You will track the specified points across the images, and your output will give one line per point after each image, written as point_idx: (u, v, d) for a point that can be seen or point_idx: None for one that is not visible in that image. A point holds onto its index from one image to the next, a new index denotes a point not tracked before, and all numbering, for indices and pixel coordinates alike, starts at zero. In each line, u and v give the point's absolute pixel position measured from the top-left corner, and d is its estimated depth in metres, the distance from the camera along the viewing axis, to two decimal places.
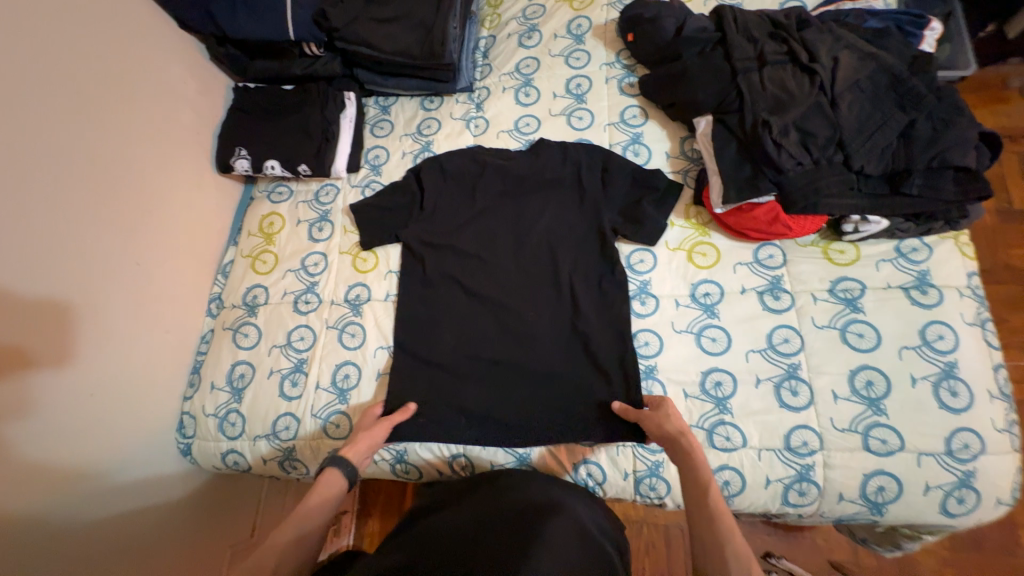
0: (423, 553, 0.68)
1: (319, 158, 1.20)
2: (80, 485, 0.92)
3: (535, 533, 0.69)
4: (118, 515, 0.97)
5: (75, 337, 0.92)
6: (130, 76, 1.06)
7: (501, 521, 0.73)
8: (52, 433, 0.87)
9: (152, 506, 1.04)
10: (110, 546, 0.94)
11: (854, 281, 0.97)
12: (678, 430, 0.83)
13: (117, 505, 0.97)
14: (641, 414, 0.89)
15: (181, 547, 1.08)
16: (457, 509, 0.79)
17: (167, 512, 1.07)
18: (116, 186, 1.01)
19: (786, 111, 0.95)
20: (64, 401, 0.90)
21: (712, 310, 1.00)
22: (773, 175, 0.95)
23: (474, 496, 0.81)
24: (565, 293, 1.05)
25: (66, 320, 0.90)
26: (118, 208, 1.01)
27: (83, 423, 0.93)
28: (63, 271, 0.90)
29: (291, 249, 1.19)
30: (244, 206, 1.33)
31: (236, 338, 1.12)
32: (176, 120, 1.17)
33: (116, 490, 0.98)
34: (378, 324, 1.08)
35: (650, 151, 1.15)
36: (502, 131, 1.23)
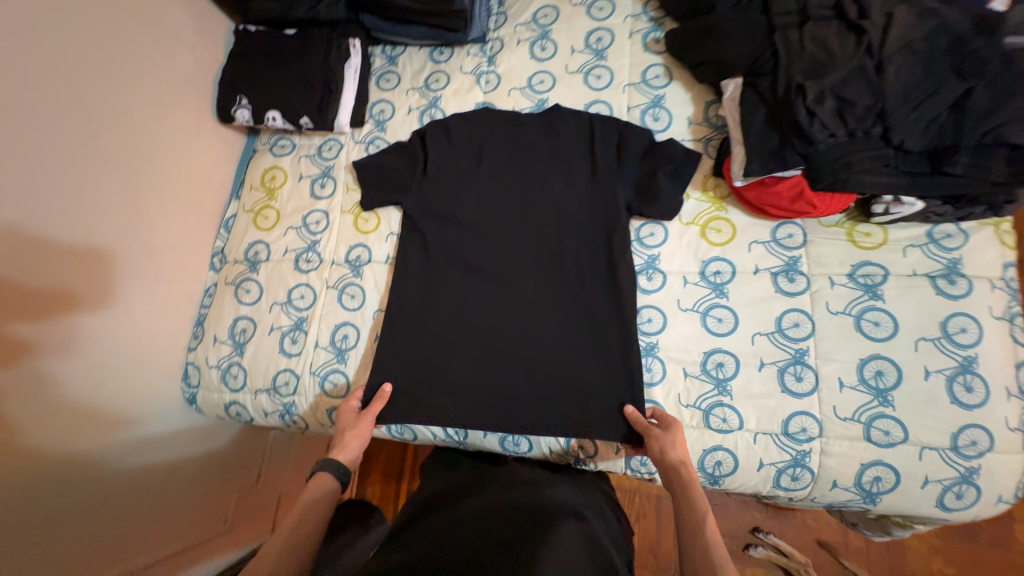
0: (429, 553, 0.63)
1: (321, 111, 1.15)
2: (90, 431, 0.95)
3: (535, 533, 0.63)
4: (123, 463, 1.01)
5: (80, 285, 0.93)
6: (125, 14, 1.00)
7: (506, 522, 0.68)
8: (62, 377, 0.90)
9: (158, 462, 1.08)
10: (116, 496, 0.99)
11: (877, 266, 0.91)
12: (678, 459, 0.81)
13: (125, 457, 1.02)
14: (647, 431, 0.85)
15: (183, 503, 1.13)
16: (465, 506, 0.73)
17: (172, 468, 1.12)
18: (114, 132, 0.98)
19: (823, 75, 0.85)
20: (71, 348, 0.91)
21: (721, 290, 0.96)
22: (802, 147, 0.87)
23: (482, 495, 0.76)
24: (568, 265, 1.01)
25: (70, 268, 0.91)
26: (117, 155, 0.99)
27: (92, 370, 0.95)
28: (63, 218, 0.90)
29: (293, 205, 1.17)
30: (246, 158, 1.29)
31: (239, 293, 1.12)
32: (175, 64, 1.12)
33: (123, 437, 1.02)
34: (378, 286, 1.08)
35: (671, 116, 1.07)
36: (514, 89, 1.16)
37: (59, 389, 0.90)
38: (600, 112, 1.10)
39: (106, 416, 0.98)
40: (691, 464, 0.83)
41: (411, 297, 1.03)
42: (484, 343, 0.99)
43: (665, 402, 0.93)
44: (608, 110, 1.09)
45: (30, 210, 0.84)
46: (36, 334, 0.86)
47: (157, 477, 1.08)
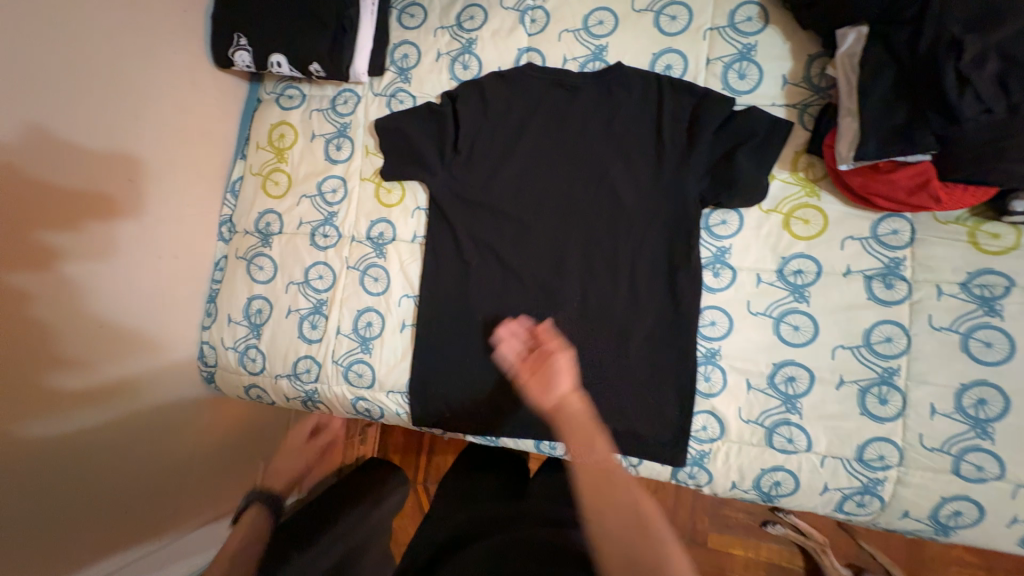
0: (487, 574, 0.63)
1: (333, 55, 0.95)
2: (101, 412, 0.89)
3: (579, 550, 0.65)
4: (140, 422, 0.96)
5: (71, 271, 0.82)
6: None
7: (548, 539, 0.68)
8: (64, 368, 0.83)
9: (176, 407, 1.03)
10: (133, 441, 0.95)
11: (1000, 277, 0.76)
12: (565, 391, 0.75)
13: (141, 402, 0.96)
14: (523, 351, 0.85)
15: (198, 447, 1.08)
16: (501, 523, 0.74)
17: (190, 414, 1.06)
18: (89, 86, 0.83)
19: (991, 28, 0.64)
20: (71, 336, 0.84)
21: (801, 293, 0.83)
22: (940, 126, 0.69)
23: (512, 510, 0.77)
24: (622, 253, 0.89)
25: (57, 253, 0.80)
26: (96, 114, 0.84)
27: (91, 358, 0.87)
28: (41, 196, 0.77)
29: (306, 170, 1.02)
30: (251, 109, 1.11)
31: (251, 270, 1.02)
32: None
33: (139, 408, 0.96)
34: (402, 266, 0.97)
35: (762, 74, 0.87)
36: (566, 31, 0.95)
37: (63, 379, 0.83)
38: (671, 64, 0.90)
39: (121, 382, 0.92)
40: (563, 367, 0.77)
41: (449, 280, 0.95)
42: (526, 337, 0.91)
43: (723, 416, 0.84)
44: (682, 64, 0.90)
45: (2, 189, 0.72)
46: (29, 326, 0.77)
47: (175, 444, 1.03)
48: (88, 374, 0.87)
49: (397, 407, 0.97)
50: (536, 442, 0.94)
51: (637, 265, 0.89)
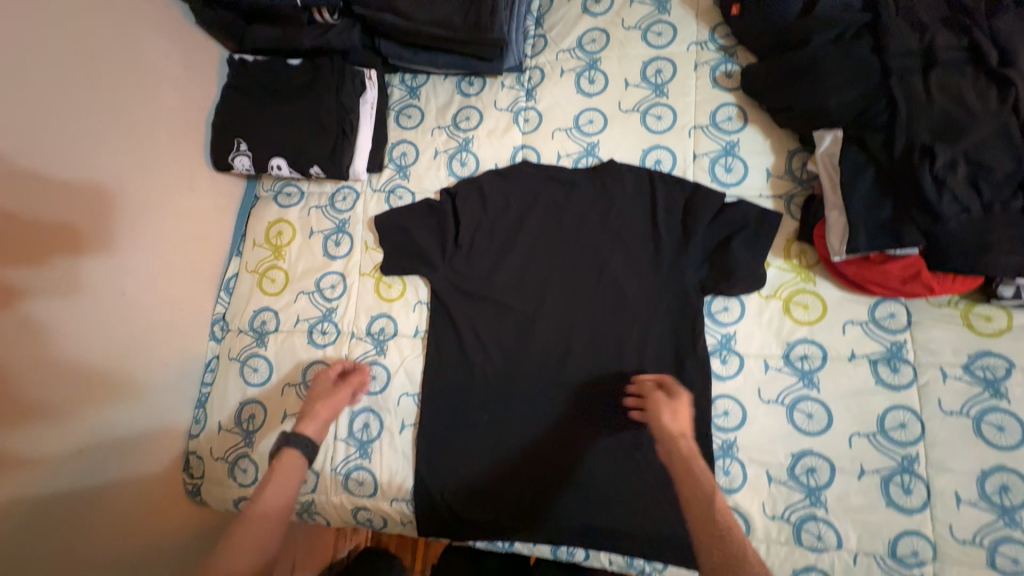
0: None
1: (333, 157, 0.97)
2: (71, 471, 0.78)
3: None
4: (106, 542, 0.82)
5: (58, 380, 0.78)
6: (81, 48, 0.80)
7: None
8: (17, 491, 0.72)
9: (145, 522, 0.89)
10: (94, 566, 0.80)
11: (1000, 359, 0.77)
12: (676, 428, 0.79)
13: (105, 522, 0.83)
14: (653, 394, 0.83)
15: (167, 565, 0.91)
16: None
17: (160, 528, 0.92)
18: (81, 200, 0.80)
19: (955, 138, 0.69)
20: (46, 402, 0.76)
21: (810, 379, 0.83)
22: (924, 223, 0.72)
23: None
24: (629, 343, 0.89)
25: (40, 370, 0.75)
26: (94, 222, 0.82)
27: (44, 472, 0.75)
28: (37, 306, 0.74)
29: (304, 266, 1.01)
30: (248, 205, 1.09)
31: (244, 372, 0.98)
32: (158, 108, 0.92)
33: (105, 528, 0.82)
34: (404, 362, 0.95)
35: (747, 167, 0.92)
36: (559, 129, 1.00)
37: (26, 439, 0.73)
38: (660, 159, 0.95)
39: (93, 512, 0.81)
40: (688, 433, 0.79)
41: (454, 374, 0.92)
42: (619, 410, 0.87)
43: (747, 513, 0.81)
44: (670, 158, 0.95)
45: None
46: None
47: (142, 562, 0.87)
48: (43, 450, 0.75)
49: (399, 516, 0.90)
50: (554, 548, 0.88)
51: (645, 355, 0.88)
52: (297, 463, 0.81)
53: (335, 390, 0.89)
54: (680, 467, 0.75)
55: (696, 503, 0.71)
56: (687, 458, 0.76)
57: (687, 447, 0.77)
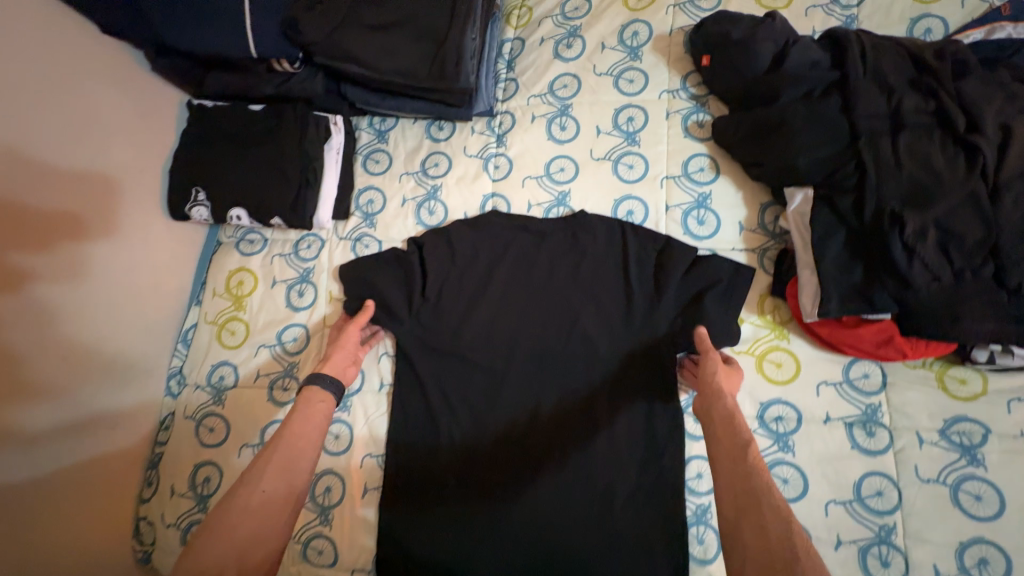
0: None
1: (296, 208, 0.94)
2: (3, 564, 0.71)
3: None
4: None
5: (60, 364, 0.81)
6: (24, 105, 0.76)
7: None
8: None
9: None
10: None
11: (975, 424, 0.76)
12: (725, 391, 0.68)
13: None
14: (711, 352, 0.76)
15: None
16: None
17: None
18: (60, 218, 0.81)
19: (924, 206, 0.69)
20: (48, 379, 0.80)
21: (785, 442, 0.81)
22: (895, 289, 0.71)
23: None
24: (600, 402, 0.86)
25: (30, 367, 0.77)
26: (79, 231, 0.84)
27: None
28: (37, 297, 0.78)
29: (265, 318, 0.97)
30: (209, 253, 1.05)
31: (198, 431, 0.92)
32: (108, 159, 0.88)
33: None
34: (367, 421, 0.91)
35: (719, 220, 0.90)
36: (529, 177, 0.97)
37: None
38: (632, 210, 0.93)
39: None
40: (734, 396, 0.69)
41: (419, 433, 0.88)
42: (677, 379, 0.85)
43: None
44: (642, 209, 0.93)
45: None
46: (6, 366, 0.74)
47: None
48: None
49: None
50: None
51: (617, 415, 0.85)
52: (326, 398, 0.76)
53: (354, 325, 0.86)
54: (719, 427, 0.64)
55: (725, 468, 0.58)
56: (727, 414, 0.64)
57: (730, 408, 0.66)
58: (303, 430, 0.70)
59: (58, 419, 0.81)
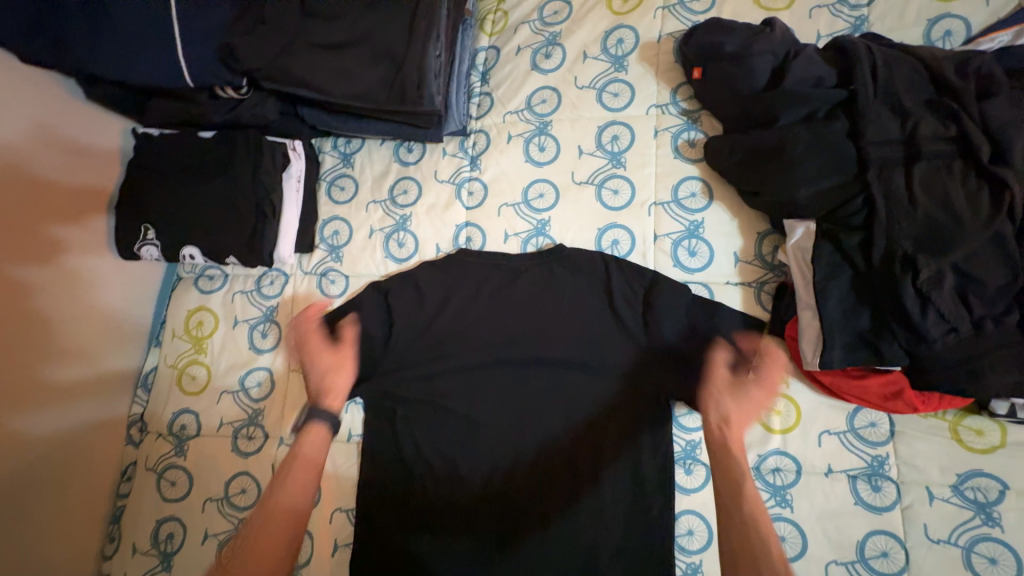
0: None
1: (252, 245, 0.87)
2: None
3: None
4: None
5: (63, 349, 0.84)
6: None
7: None
8: None
9: None
10: None
11: (991, 479, 0.69)
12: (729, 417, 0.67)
13: None
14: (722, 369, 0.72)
15: None
16: None
17: None
18: (69, 202, 0.85)
19: (942, 249, 0.61)
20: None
21: (783, 496, 0.74)
22: (908, 341, 0.63)
23: None
24: (583, 453, 0.80)
25: (37, 353, 0.81)
26: (90, 210, 0.89)
27: None
28: (65, 264, 0.85)
29: (227, 361, 0.91)
30: (168, 289, 0.99)
31: (160, 485, 0.88)
32: (77, 181, 0.86)
33: None
34: (336, 472, 0.86)
35: (712, 251, 0.82)
36: (505, 205, 0.89)
37: None
38: (618, 239, 0.85)
39: None
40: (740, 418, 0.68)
41: (389, 488, 0.82)
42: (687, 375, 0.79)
43: None
44: (628, 239, 0.85)
45: (18, 276, 0.78)
46: (36, 326, 0.81)
47: None
48: None
49: None
50: None
51: (601, 467, 0.79)
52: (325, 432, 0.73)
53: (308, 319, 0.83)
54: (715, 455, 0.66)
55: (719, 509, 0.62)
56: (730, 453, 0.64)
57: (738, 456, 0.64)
58: (280, 524, 0.65)
59: (81, 375, 0.86)
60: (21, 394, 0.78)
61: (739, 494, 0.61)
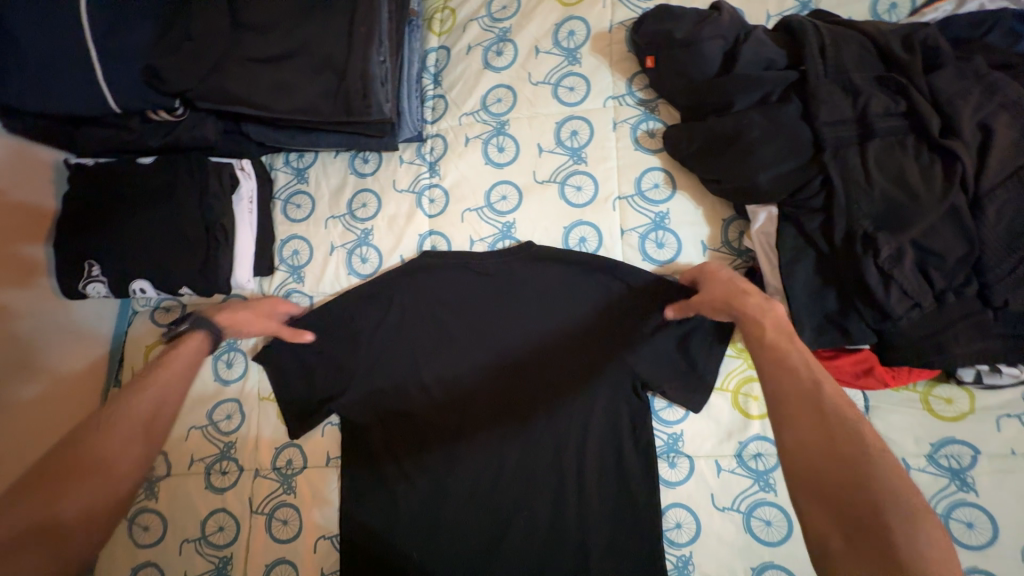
0: None
1: (205, 272, 0.82)
2: None
3: None
4: None
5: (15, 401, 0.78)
6: None
7: None
8: None
9: None
10: None
11: (963, 445, 0.70)
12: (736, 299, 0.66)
13: None
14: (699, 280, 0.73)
15: None
16: None
17: None
18: (12, 222, 0.80)
19: (901, 227, 0.61)
20: None
21: (766, 480, 0.75)
22: (875, 320, 0.63)
23: None
24: (567, 455, 0.78)
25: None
26: (29, 241, 0.82)
27: None
28: (13, 309, 0.79)
29: (192, 396, 0.88)
30: (124, 326, 0.94)
31: (133, 531, 0.84)
32: (12, 220, 0.79)
33: None
34: (315, 499, 0.83)
35: (680, 241, 0.81)
36: (468, 210, 0.87)
37: None
38: (585, 237, 0.83)
39: None
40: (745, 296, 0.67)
41: (372, 511, 0.79)
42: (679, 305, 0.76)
43: None
44: (596, 235, 0.83)
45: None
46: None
47: None
48: None
49: None
50: None
51: (585, 468, 0.78)
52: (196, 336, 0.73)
53: (258, 310, 0.81)
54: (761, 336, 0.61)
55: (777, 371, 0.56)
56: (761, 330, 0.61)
57: (754, 303, 0.64)
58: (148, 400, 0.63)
59: (55, 399, 0.83)
60: (2, 421, 0.75)
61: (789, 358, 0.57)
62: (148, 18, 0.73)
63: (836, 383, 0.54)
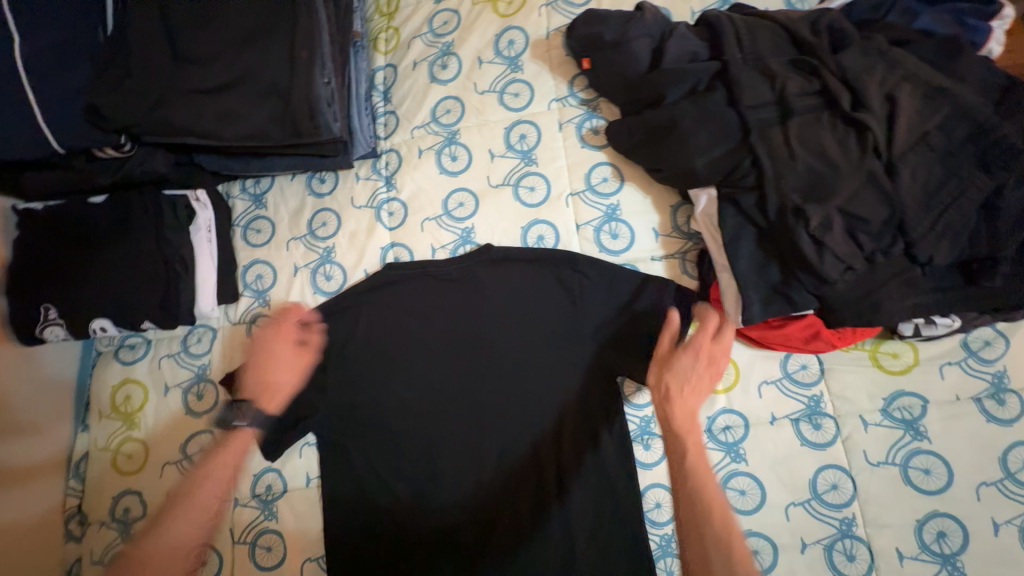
0: None
1: (167, 305, 0.82)
2: None
3: None
4: None
5: None
6: None
7: None
8: None
9: None
10: None
11: (913, 396, 0.75)
12: (670, 400, 0.70)
13: None
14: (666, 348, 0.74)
15: None
16: None
17: None
18: None
19: (826, 195, 0.65)
20: None
21: (737, 451, 0.76)
22: (813, 285, 0.67)
23: None
24: (544, 447, 0.80)
25: None
26: None
27: None
28: None
29: (164, 432, 0.86)
30: (88, 368, 0.92)
31: None
32: None
33: None
34: (299, 521, 0.82)
35: (632, 230, 0.84)
36: (427, 220, 0.89)
37: None
38: (543, 235, 0.86)
39: None
40: (684, 393, 0.70)
41: (357, 527, 0.79)
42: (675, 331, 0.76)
43: None
44: (553, 233, 0.86)
45: None
46: None
47: None
48: None
49: None
50: None
51: (563, 458, 0.79)
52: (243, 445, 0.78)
53: (283, 330, 0.81)
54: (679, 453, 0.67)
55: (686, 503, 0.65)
56: (681, 448, 0.67)
57: (676, 412, 0.69)
58: (189, 522, 0.72)
59: (20, 447, 0.81)
60: None
61: (699, 486, 0.65)
62: (87, 58, 0.74)
63: (737, 527, 0.63)
